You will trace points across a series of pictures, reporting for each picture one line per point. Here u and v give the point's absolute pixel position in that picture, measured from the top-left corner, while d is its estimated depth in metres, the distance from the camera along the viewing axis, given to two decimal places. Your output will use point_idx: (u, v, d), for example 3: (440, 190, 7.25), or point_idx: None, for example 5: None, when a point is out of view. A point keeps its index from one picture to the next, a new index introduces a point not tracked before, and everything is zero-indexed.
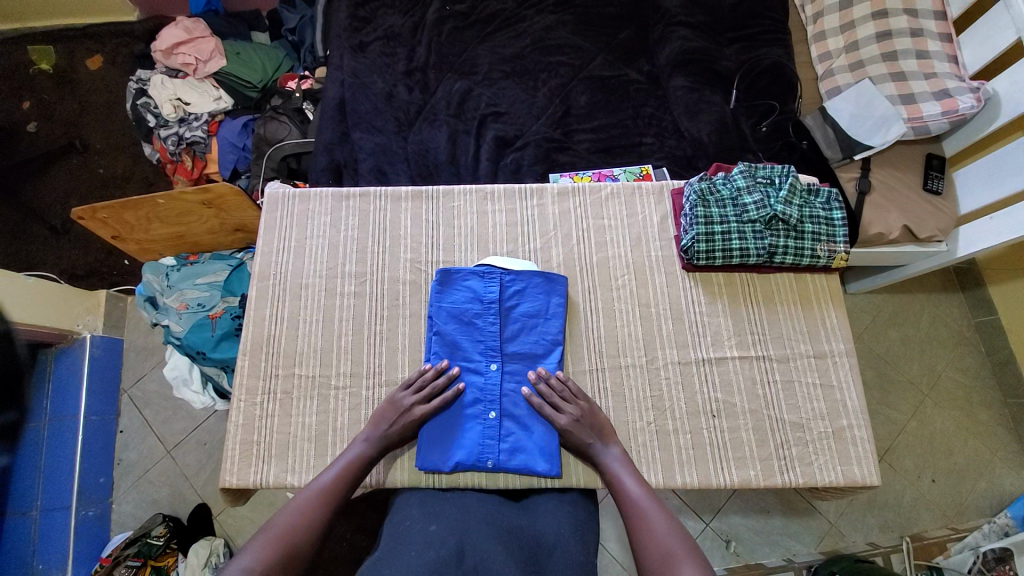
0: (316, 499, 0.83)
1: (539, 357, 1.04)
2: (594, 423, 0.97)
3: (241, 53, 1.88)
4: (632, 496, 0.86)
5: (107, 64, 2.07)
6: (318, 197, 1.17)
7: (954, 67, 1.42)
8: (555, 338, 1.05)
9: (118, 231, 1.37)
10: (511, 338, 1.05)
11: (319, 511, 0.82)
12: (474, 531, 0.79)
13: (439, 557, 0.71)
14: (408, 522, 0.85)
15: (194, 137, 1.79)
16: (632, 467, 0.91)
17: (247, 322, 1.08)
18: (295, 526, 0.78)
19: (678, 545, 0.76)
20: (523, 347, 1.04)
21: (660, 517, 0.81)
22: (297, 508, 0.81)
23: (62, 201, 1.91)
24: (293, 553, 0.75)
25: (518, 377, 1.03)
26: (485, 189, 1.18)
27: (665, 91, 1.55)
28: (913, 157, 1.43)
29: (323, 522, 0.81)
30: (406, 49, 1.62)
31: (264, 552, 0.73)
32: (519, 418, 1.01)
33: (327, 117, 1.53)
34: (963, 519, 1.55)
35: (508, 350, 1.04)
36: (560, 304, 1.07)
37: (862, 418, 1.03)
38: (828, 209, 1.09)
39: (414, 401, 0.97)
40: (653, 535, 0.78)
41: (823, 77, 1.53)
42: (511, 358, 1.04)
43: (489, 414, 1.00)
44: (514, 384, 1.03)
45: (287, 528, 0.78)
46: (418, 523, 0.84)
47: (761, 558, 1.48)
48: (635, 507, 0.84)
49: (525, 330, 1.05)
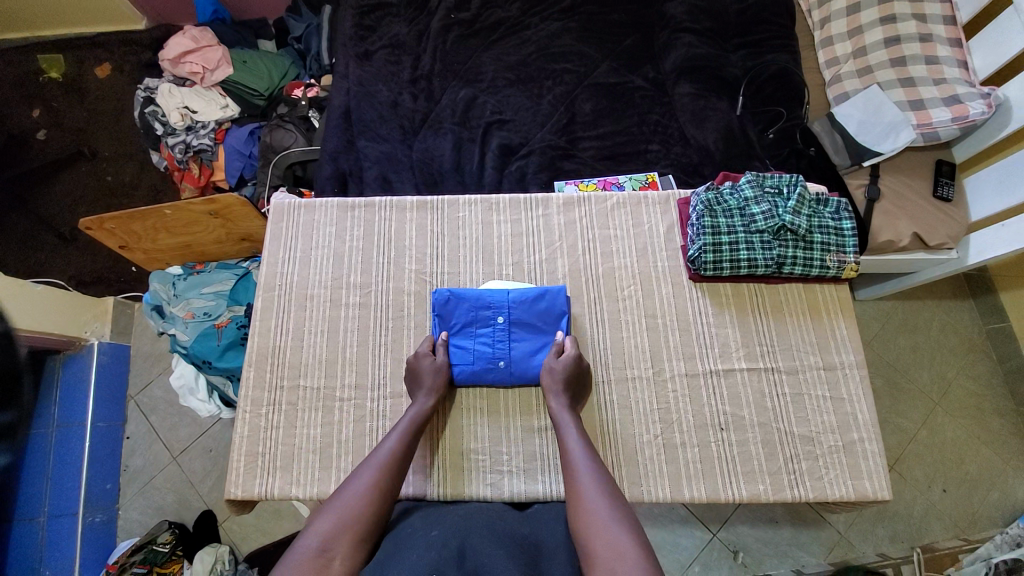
0: (376, 471, 0.85)
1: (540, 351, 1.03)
2: (576, 373, 0.99)
3: (248, 61, 1.89)
4: (585, 492, 0.80)
5: (115, 72, 2.09)
6: (323, 207, 1.16)
7: (963, 72, 1.40)
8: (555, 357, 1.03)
9: (126, 241, 1.37)
10: (517, 340, 1.04)
11: (385, 478, 0.84)
12: (475, 536, 0.79)
13: (438, 558, 0.72)
14: (409, 527, 0.85)
15: (202, 145, 1.82)
16: (593, 457, 0.86)
17: (252, 333, 1.07)
18: (356, 502, 0.79)
19: (629, 544, 0.69)
20: (525, 345, 1.04)
21: (608, 514, 0.75)
22: (362, 484, 0.82)
23: (70, 208, 1.92)
24: (348, 528, 0.76)
25: (532, 348, 1.03)
26: (490, 200, 1.17)
27: (671, 98, 1.55)
28: (922, 163, 1.41)
29: (390, 491, 0.84)
30: (411, 58, 1.62)
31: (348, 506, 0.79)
32: (530, 327, 1.05)
33: (333, 125, 1.54)
34: (976, 530, 1.53)
35: (514, 355, 1.03)
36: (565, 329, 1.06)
37: (874, 432, 1.01)
38: (838, 219, 1.07)
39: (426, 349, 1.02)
40: (604, 537, 0.71)
41: (831, 83, 1.51)
42: (518, 349, 1.03)
43: (499, 319, 1.04)
44: (525, 350, 1.03)
45: (352, 503, 0.79)
46: (418, 528, 0.83)
47: (769, 570, 1.46)
48: (585, 507, 0.77)
49: (527, 331, 1.04)
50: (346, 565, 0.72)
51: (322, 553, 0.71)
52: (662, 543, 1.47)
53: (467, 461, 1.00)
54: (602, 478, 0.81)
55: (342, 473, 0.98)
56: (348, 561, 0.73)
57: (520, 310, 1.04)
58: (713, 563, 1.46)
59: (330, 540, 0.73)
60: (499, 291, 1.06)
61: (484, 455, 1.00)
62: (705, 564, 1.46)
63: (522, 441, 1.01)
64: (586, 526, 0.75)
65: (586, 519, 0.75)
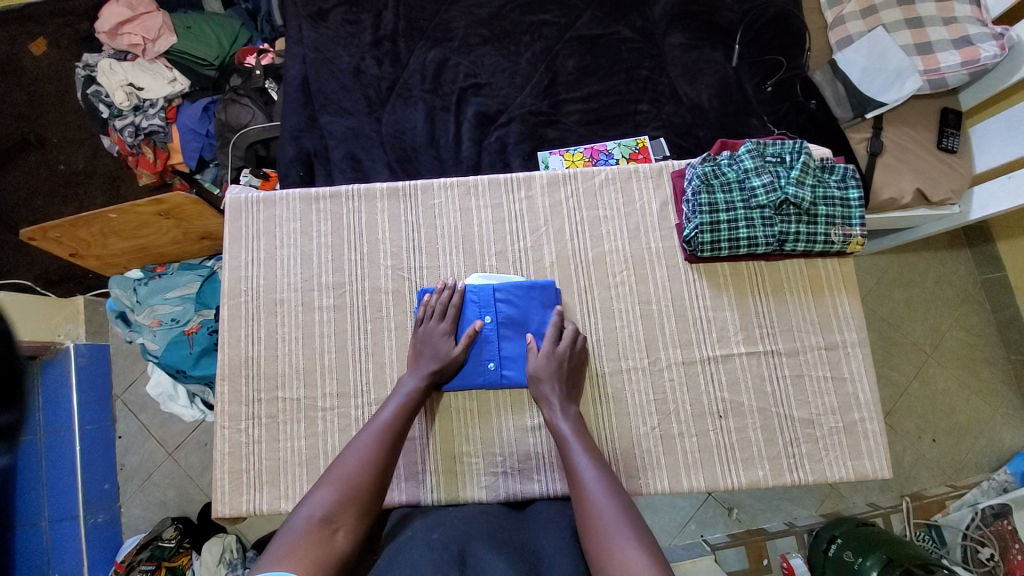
0: (374, 441, 0.85)
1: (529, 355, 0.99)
2: (569, 365, 0.95)
3: (192, 27, 1.69)
4: (598, 512, 0.76)
5: (50, 47, 1.87)
6: (285, 201, 1.06)
7: (975, 10, 1.29)
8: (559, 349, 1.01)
9: (76, 248, 1.25)
10: (506, 345, 0.99)
11: (379, 452, 0.84)
12: (475, 541, 0.78)
13: (439, 562, 0.71)
14: (406, 534, 0.82)
15: (152, 127, 1.66)
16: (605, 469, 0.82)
17: (221, 345, 1.01)
18: (360, 469, 0.81)
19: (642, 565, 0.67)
20: (514, 348, 0.99)
21: (621, 530, 0.73)
22: (353, 458, 0.82)
23: (24, 204, 1.78)
24: (351, 496, 0.77)
25: (518, 347, 0.99)
26: (469, 182, 1.07)
27: (661, 51, 1.41)
28: (926, 113, 1.32)
29: (388, 460, 0.84)
30: (372, 15, 1.45)
31: (349, 477, 0.79)
32: (517, 326, 0.99)
33: (290, 100, 1.40)
34: (963, 476, 1.57)
35: (506, 358, 0.99)
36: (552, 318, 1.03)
37: (875, 411, 0.99)
38: (844, 188, 0.99)
39: (438, 323, 0.97)
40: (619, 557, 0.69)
41: (832, 26, 1.37)
42: (508, 351, 0.99)
43: (485, 319, 0.99)
44: (513, 353, 0.99)
45: (354, 474, 0.80)
46: (419, 531, 0.82)
47: (763, 523, 1.51)
48: (596, 520, 0.75)
49: (513, 333, 0.99)
50: (349, 533, 0.74)
51: (326, 524, 0.73)
52: (658, 504, 1.51)
53: (460, 464, 0.97)
54: (604, 474, 0.81)
55: None
56: (350, 527, 0.74)
57: (500, 308, 0.99)
58: (709, 520, 1.50)
59: (334, 511, 0.75)
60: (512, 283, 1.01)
61: (478, 457, 0.97)
62: (700, 522, 1.51)
63: (515, 440, 0.98)
64: (598, 544, 0.72)
65: (591, 525, 0.75)
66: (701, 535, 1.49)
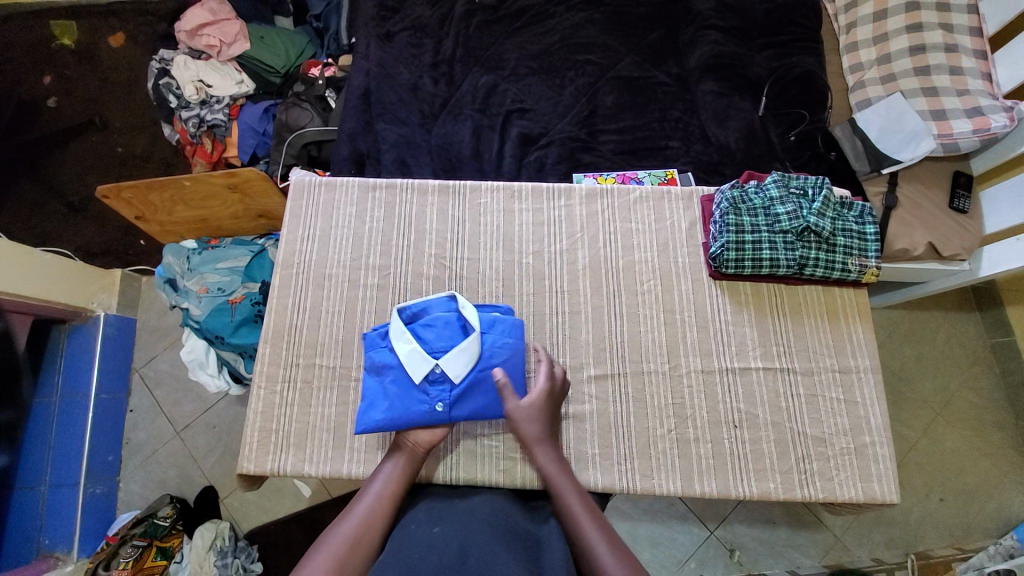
0: (370, 506, 0.85)
1: (427, 389, 0.95)
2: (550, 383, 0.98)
3: (265, 37, 1.87)
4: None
5: (129, 42, 2.06)
6: (345, 187, 1.15)
7: (987, 85, 1.40)
8: (433, 350, 0.97)
9: (142, 212, 1.37)
10: (401, 389, 0.96)
11: (375, 521, 0.83)
12: (478, 532, 0.78)
13: (436, 557, 0.71)
14: (413, 524, 0.83)
15: (215, 121, 1.79)
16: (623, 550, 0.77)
17: (269, 311, 1.07)
18: (354, 531, 0.81)
19: None
20: (402, 393, 0.95)
21: None
22: (347, 528, 0.81)
23: (80, 178, 1.91)
24: (343, 566, 0.76)
25: (403, 385, 0.96)
26: (513, 187, 1.17)
27: (693, 95, 1.54)
28: (940, 174, 1.41)
29: (380, 530, 0.83)
30: (434, 41, 1.61)
31: (343, 541, 0.79)
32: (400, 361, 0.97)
33: (351, 106, 1.53)
34: (971, 541, 1.55)
35: (412, 401, 0.95)
36: (463, 320, 1.00)
37: (885, 436, 1.02)
38: (861, 224, 1.07)
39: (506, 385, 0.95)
40: None
41: (853, 89, 1.50)
42: (404, 395, 0.95)
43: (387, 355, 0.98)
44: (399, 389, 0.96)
45: (347, 538, 0.80)
46: (422, 524, 0.82)
47: (764, 569, 1.48)
48: None
49: (399, 375, 0.97)
50: None
51: None
52: (660, 537, 1.50)
53: (480, 446, 1.01)
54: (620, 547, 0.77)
55: (355, 452, 0.99)
56: None
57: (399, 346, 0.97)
58: (710, 560, 1.48)
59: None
60: (442, 301, 1.02)
61: (497, 442, 1.02)
62: (700, 561, 1.48)
63: None
64: None
65: None
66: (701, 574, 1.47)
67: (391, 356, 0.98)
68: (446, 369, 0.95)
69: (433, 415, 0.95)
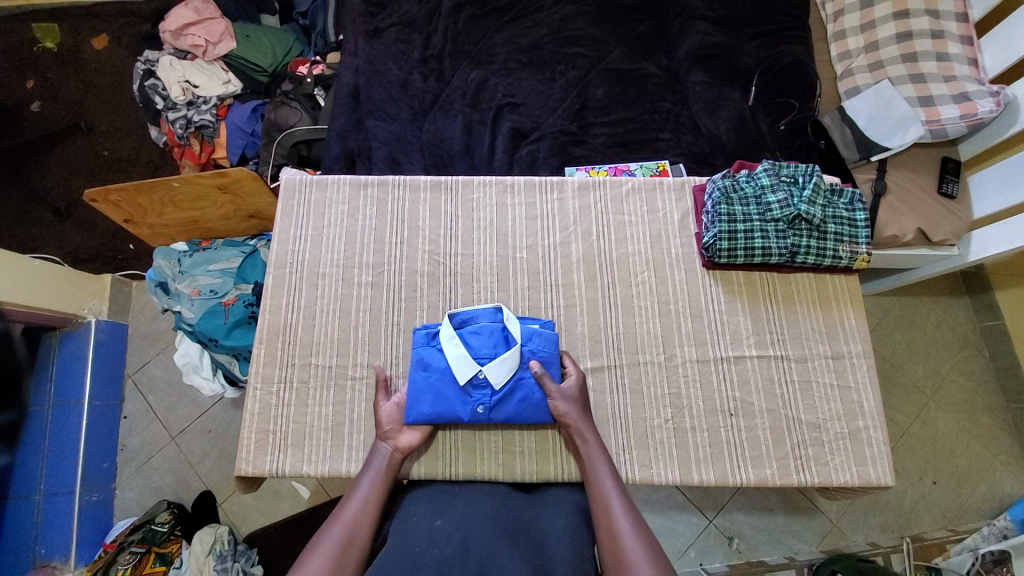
0: (357, 507, 0.83)
1: (470, 393, 0.97)
2: (582, 394, 0.99)
3: (251, 36, 1.85)
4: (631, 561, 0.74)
5: (112, 44, 2.03)
6: (336, 184, 1.15)
7: (973, 70, 1.40)
8: (478, 356, 0.97)
9: (131, 214, 1.36)
10: (442, 391, 0.97)
11: (364, 521, 0.82)
12: (478, 525, 0.78)
13: (437, 554, 0.71)
14: (414, 518, 0.83)
15: (203, 121, 1.77)
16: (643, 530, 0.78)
17: (262, 312, 1.07)
18: (345, 533, 0.79)
19: None
20: (445, 394, 0.97)
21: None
22: (337, 532, 0.79)
23: (66, 183, 1.88)
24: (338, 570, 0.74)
25: (446, 386, 0.97)
26: (505, 182, 1.16)
27: (683, 87, 1.54)
28: (927, 160, 1.42)
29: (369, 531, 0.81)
30: (422, 37, 1.59)
31: (337, 544, 0.78)
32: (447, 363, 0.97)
33: (341, 104, 1.51)
34: (963, 521, 1.57)
35: (456, 402, 0.97)
36: (507, 331, 1.00)
37: (878, 420, 1.03)
38: (851, 210, 1.08)
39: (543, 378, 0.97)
40: None
41: (842, 77, 1.51)
42: (448, 396, 0.97)
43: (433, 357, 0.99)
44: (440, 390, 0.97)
45: (338, 541, 0.78)
46: (423, 517, 0.82)
47: (762, 555, 1.50)
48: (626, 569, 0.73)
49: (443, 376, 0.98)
50: None
51: None
52: (659, 527, 1.51)
53: (479, 441, 1.02)
54: (638, 525, 0.79)
55: (353, 450, 0.99)
56: None
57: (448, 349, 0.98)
58: (709, 548, 1.50)
59: None
60: (489, 312, 1.02)
61: (496, 437, 1.02)
62: (700, 550, 1.50)
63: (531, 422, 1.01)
64: None
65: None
66: (701, 563, 1.48)
67: (438, 357, 0.99)
68: (489, 376, 0.96)
69: (474, 416, 0.97)
